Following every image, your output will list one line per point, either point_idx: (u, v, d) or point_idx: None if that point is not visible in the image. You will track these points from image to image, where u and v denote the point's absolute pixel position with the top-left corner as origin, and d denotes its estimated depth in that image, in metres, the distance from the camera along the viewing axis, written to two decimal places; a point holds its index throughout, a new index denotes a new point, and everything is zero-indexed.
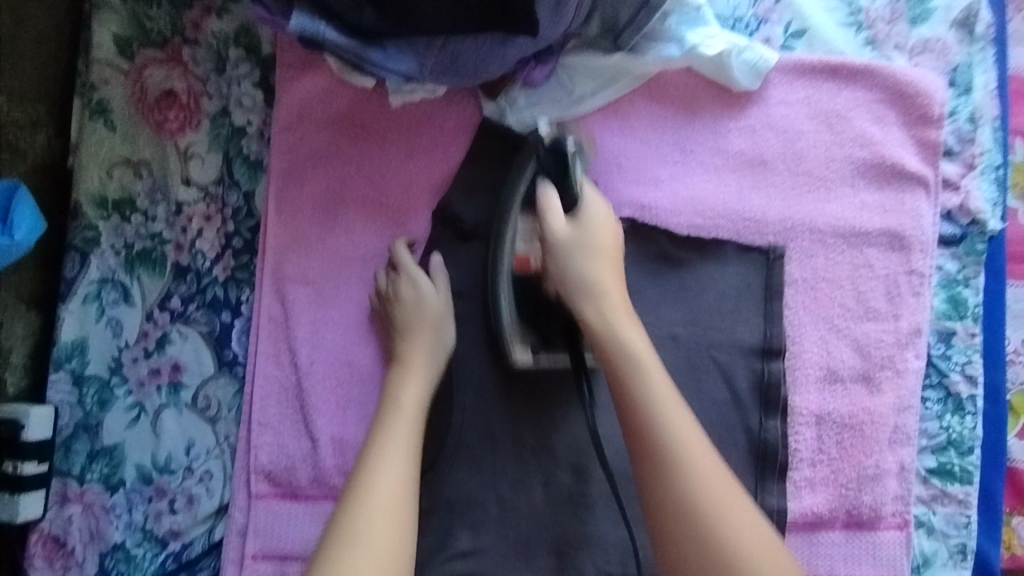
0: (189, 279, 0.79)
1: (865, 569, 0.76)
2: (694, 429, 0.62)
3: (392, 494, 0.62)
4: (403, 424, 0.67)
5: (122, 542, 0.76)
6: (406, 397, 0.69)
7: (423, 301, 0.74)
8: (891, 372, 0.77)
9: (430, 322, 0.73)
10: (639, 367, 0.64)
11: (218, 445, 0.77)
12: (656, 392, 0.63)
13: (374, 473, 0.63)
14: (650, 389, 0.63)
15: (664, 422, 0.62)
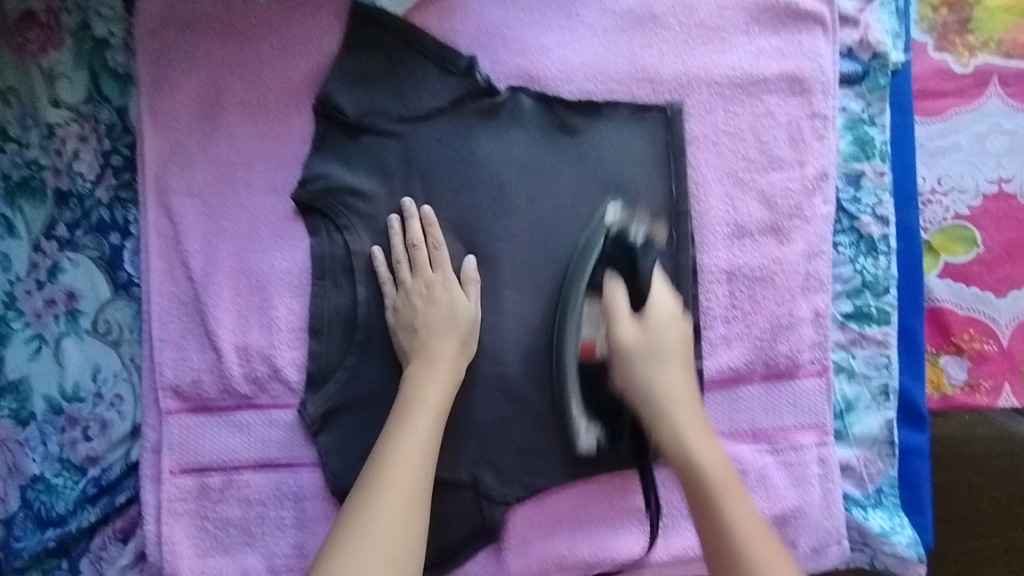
0: (72, 204, 0.76)
1: (787, 418, 0.75)
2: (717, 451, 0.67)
3: (411, 466, 0.65)
4: (429, 393, 0.68)
5: (41, 474, 0.75)
6: (429, 391, 0.69)
7: (455, 306, 0.72)
8: (799, 220, 0.76)
9: (452, 323, 0.71)
10: (676, 402, 0.68)
11: (126, 367, 0.76)
12: (697, 456, 0.66)
13: (391, 461, 0.64)
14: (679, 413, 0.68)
15: (687, 452, 0.67)
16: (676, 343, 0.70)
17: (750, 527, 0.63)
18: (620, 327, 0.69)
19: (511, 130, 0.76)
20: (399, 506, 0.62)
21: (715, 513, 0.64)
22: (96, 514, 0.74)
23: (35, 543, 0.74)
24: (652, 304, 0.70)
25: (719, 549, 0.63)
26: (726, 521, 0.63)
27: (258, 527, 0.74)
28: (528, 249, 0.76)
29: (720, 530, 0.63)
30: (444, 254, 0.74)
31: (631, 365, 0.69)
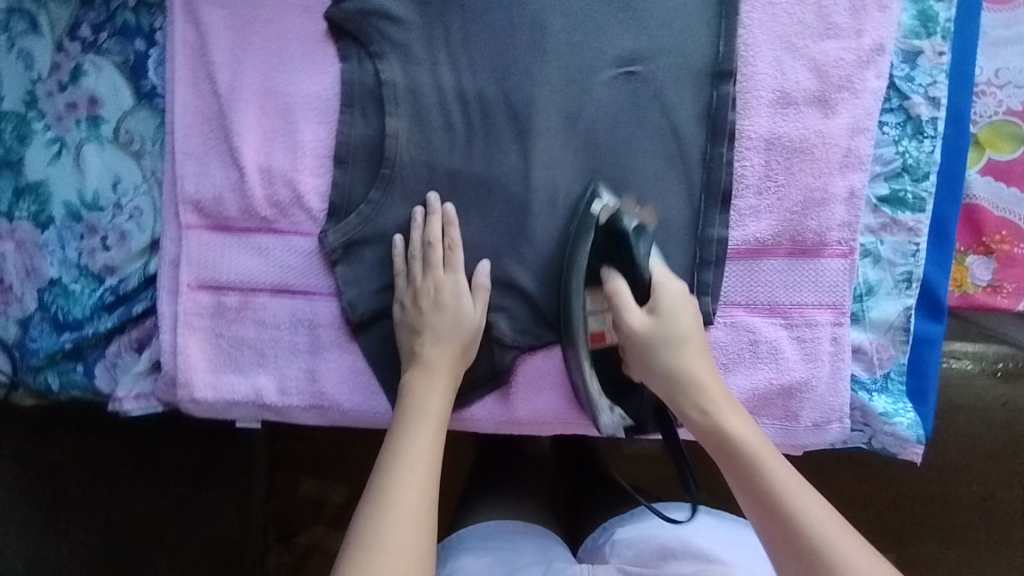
0: (98, 6, 0.75)
1: (805, 295, 0.75)
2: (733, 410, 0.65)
3: (418, 481, 0.61)
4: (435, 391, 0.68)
5: (58, 278, 0.76)
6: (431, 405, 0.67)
7: (461, 313, 0.70)
8: (848, 94, 0.73)
9: (456, 326, 0.70)
10: (674, 337, 0.67)
11: (146, 181, 0.75)
12: (705, 395, 0.65)
13: (397, 476, 0.61)
14: (678, 350, 0.67)
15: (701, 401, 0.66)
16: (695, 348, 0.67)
17: (780, 467, 0.60)
18: (632, 313, 0.67)
19: None
20: (412, 496, 0.60)
21: (738, 455, 0.62)
22: (113, 322, 0.75)
23: (51, 345, 0.76)
24: (662, 287, 0.68)
25: (751, 489, 0.60)
26: (750, 459, 0.61)
27: (272, 350, 0.75)
28: (564, 98, 0.73)
29: (746, 474, 0.61)
30: (459, 256, 0.72)
31: (644, 349, 0.67)
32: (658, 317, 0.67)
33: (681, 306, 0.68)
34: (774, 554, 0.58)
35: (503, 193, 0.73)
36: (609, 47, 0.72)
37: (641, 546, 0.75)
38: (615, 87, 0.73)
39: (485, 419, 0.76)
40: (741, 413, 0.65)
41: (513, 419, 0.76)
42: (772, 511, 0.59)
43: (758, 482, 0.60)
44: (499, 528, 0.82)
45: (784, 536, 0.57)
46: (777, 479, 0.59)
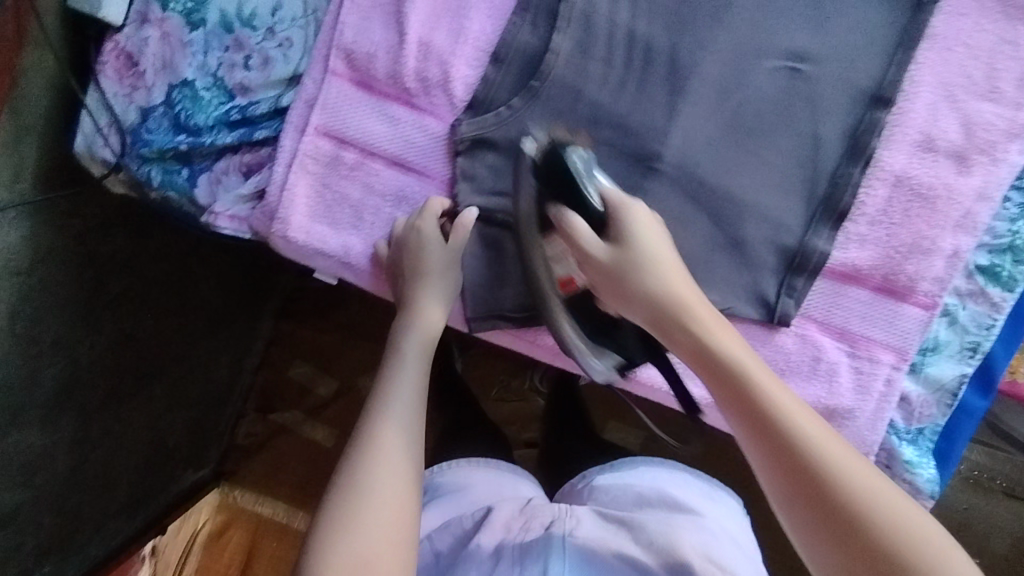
0: None
1: (877, 333, 0.77)
2: (762, 367, 0.60)
3: (398, 435, 0.61)
4: (411, 385, 0.66)
5: (191, 81, 0.76)
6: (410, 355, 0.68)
7: (425, 252, 0.72)
8: (987, 158, 0.74)
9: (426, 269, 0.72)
10: (647, 259, 0.65)
11: (305, 17, 0.77)
12: (674, 291, 0.64)
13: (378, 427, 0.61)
14: (671, 290, 0.64)
15: (728, 349, 0.60)
16: (674, 278, 0.65)
17: (777, 389, 0.57)
18: (595, 249, 0.67)
19: None
20: (392, 494, 0.57)
21: (743, 381, 0.58)
22: (231, 140, 0.76)
23: (165, 142, 0.76)
24: (628, 218, 0.67)
25: (750, 413, 0.57)
26: (750, 382, 0.58)
27: (371, 215, 0.77)
28: (726, 73, 0.73)
29: (746, 397, 0.57)
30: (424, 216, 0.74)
31: (614, 279, 0.66)
32: (620, 247, 0.66)
33: (648, 235, 0.66)
34: (783, 482, 0.54)
35: (638, 142, 0.74)
36: (785, 38, 0.73)
37: (618, 493, 0.81)
38: (776, 76, 0.73)
39: (543, 345, 0.79)
40: (733, 338, 0.62)
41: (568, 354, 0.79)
42: (786, 448, 0.54)
43: (759, 403, 0.57)
44: (465, 462, 0.86)
45: (789, 464, 0.54)
46: (788, 409, 0.56)
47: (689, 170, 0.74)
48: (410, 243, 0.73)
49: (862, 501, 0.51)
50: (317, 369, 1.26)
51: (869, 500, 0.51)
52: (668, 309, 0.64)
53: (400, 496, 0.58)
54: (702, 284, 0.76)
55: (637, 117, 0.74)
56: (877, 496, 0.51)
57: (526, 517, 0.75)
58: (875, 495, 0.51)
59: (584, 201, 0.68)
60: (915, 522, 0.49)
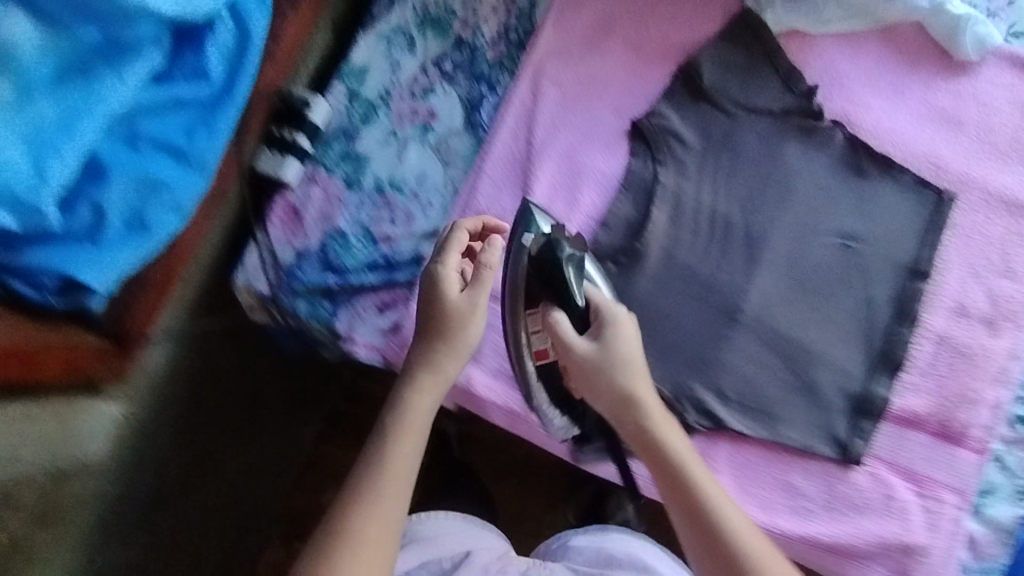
0: (464, 52, 0.94)
1: (939, 474, 0.86)
2: (700, 463, 0.68)
3: (393, 489, 0.65)
4: (404, 451, 0.67)
5: (344, 230, 0.90)
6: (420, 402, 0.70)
7: (451, 303, 0.73)
8: (1011, 324, 0.89)
9: (455, 319, 0.72)
10: (623, 363, 0.70)
11: (445, 185, 0.92)
12: (620, 381, 0.69)
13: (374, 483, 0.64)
14: (629, 376, 0.69)
15: (666, 439, 0.68)
16: (643, 377, 0.70)
17: (703, 477, 0.66)
18: (574, 343, 0.71)
19: (818, 151, 0.91)
20: (372, 560, 0.62)
21: (676, 467, 0.67)
22: (373, 280, 0.88)
23: (316, 279, 0.89)
24: (616, 326, 0.72)
25: (679, 497, 0.66)
26: (677, 464, 0.67)
27: (488, 349, 0.87)
28: (794, 247, 0.89)
29: (696, 503, 0.65)
30: (454, 250, 0.76)
31: (592, 378, 0.70)
32: (603, 347, 0.70)
33: (631, 342, 0.71)
34: (700, 552, 0.64)
35: (722, 300, 0.88)
36: (838, 222, 0.90)
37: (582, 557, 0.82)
38: (834, 252, 0.89)
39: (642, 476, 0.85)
40: (666, 419, 0.69)
41: None
42: (703, 520, 0.64)
43: (688, 485, 0.66)
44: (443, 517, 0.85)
45: (713, 547, 0.63)
46: (717, 507, 0.65)
47: (768, 324, 0.88)
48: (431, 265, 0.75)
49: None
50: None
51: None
52: (629, 409, 0.69)
53: (380, 551, 0.62)
54: (783, 423, 0.86)
55: (722, 279, 0.88)
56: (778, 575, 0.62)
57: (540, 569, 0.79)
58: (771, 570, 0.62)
59: (569, 301, 0.75)
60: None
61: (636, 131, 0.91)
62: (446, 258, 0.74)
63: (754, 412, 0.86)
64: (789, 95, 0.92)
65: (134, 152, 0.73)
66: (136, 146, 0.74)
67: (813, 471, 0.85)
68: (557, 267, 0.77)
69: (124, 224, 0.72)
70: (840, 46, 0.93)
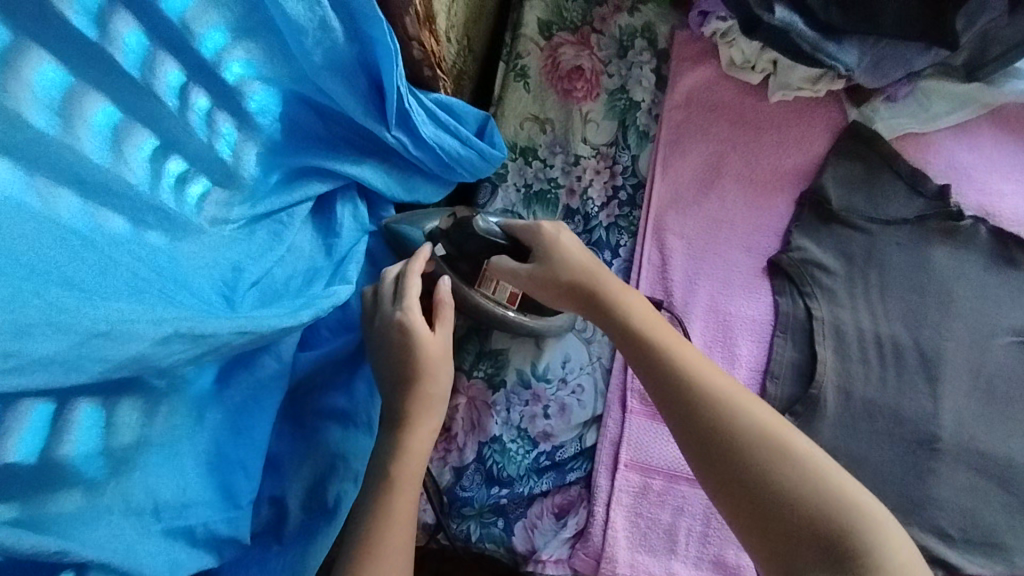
0: (577, 220, 0.91)
1: None
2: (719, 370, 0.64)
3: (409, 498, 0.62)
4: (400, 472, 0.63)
5: (499, 436, 0.84)
6: (416, 441, 0.65)
7: (422, 343, 0.66)
8: None
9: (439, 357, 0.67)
10: (569, 262, 0.70)
11: (591, 363, 0.86)
12: (635, 318, 0.67)
13: (389, 505, 0.62)
14: (594, 274, 0.70)
15: (659, 336, 0.66)
16: (593, 277, 0.70)
17: (728, 391, 0.61)
18: (511, 267, 0.72)
19: (964, 251, 0.88)
20: None
21: (665, 365, 0.63)
22: (544, 486, 0.82)
23: (484, 498, 0.82)
24: (555, 237, 0.72)
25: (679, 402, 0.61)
26: (679, 372, 0.62)
27: (684, 537, 0.80)
28: (969, 354, 0.85)
29: (710, 409, 0.60)
30: (414, 286, 0.67)
31: (549, 287, 0.71)
32: (541, 263, 0.71)
33: (575, 252, 0.71)
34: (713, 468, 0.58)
35: (916, 429, 0.82)
36: (1007, 319, 0.86)
37: None
38: (1014, 352, 0.85)
39: None
40: (674, 334, 0.66)
41: None
42: (716, 425, 0.59)
43: (685, 393, 0.61)
44: None
45: (740, 471, 0.57)
46: (730, 401, 0.60)
47: (971, 443, 0.82)
48: (409, 318, 0.66)
49: (812, 502, 0.54)
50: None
51: (856, 513, 0.54)
52: (617, 317, 0.68)
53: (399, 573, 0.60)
54: (1020, 554, 0.79)
55: (907, 405, 0.83)
56: (827, 496, 0.54)
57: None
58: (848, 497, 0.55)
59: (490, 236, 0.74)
60: (885, 540, 0.53)
61: (774, 267, 0.88)
62: (410, 285, 0.67)
63: (985, 547, 0.79)
64: (918, 197, 0.90)
65: (300, 427, 0.69)
66: (302, 421, 0.69)
67: None
68: (488, 239, 0.74)
69: (303, 509, 0.66)
70: (955, 139, 0.92)
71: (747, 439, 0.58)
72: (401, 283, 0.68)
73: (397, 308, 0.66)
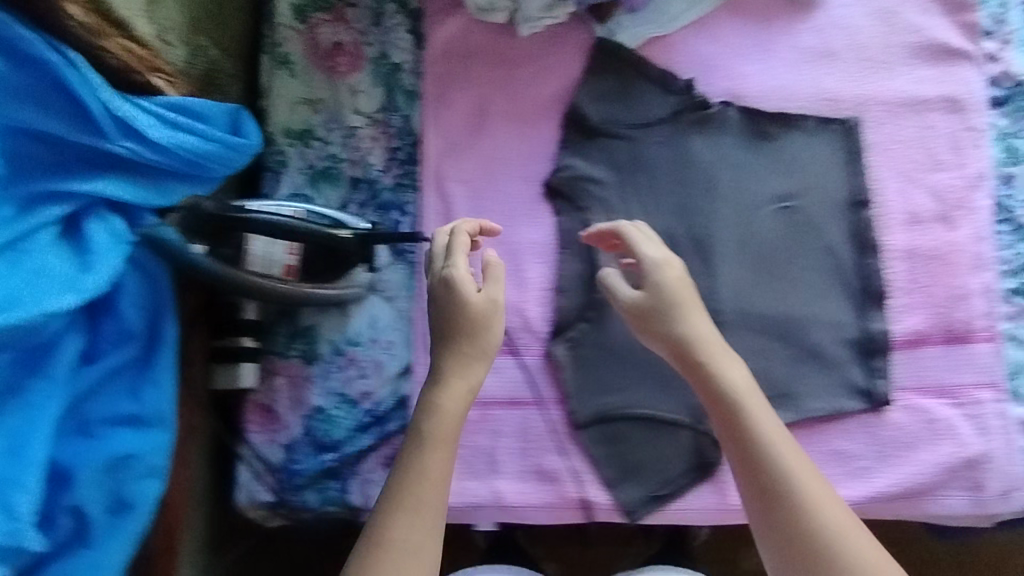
0: (363, 188, 0.94)
1: (965, 375, 0.86)
2: (773, 422, 0.68)
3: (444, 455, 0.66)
4: (445, 431, 0.67)
5: (322, 405, 0.89)
6: (446, 400, 0.68)
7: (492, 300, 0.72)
8: (964, 211, 0.90)
9: (485, 308, 0.72)
10: (675, 306, 0.72)
11: (398, 319, 0.91)
12: (726, 374, 0.70)
13: (421, 460, 0.66)
14: (687, 320, 0.72)
15: (726, 391, 0.69)
16: (691, 324, 0.72)
17: (796, 458, 0.65)
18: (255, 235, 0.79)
19: (721, 135, 0.93)
20: (421, 536, 0.63)
21: (742, 419, 0.67)
22: (369, 440, 0.87)
23: (314, 464, 0.87)
24: (640, 246, 0.76)
25: (747, 456, 0.66)
26: (758, 433, 0.66)
27: (504, 456, 0.86)
28: (738, 230, 0.91)
29: (755, 468, 0.65)
30: (461, 241, 0.75)
31: (649, 319, 0.73)
32: (652, 290, 0.73)
33: (675, 277, 0.74)
34: (758, 513, 0.65)
35: None
36: (769, 190, 0.92)
37: None
38: (777, 218, 0.91)
39: (699, 509, 0.85)
40: (753, 387, 0.70)
41: (727, 509, 0.84)
42: (761, 485, 0.65)
43: (766, 461, 0.65)
44: None
45: (776, 529, 0.63)
46: (787, 466, 0.65)
47: (751, 309, 0.88)
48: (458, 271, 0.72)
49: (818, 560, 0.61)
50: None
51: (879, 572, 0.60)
52: (703, 377, 0.70)
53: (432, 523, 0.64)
54: (805, 397, 0.86)
55: None
56: (848, 548, 0.61)
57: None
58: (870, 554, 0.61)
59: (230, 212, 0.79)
60: None
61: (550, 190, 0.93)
62: (459, 242, 0.75)
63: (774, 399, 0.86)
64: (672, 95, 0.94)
65: (89, 437, 0.73)
66: (90, 432, 0.73)
67: (850, 429, 0.85)
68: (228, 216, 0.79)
69: (107, 511, 0.71)
70: (696, 35, 0.95)
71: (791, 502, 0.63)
72: (453, 241, 0.75)
73: (447, 262, 0.74)
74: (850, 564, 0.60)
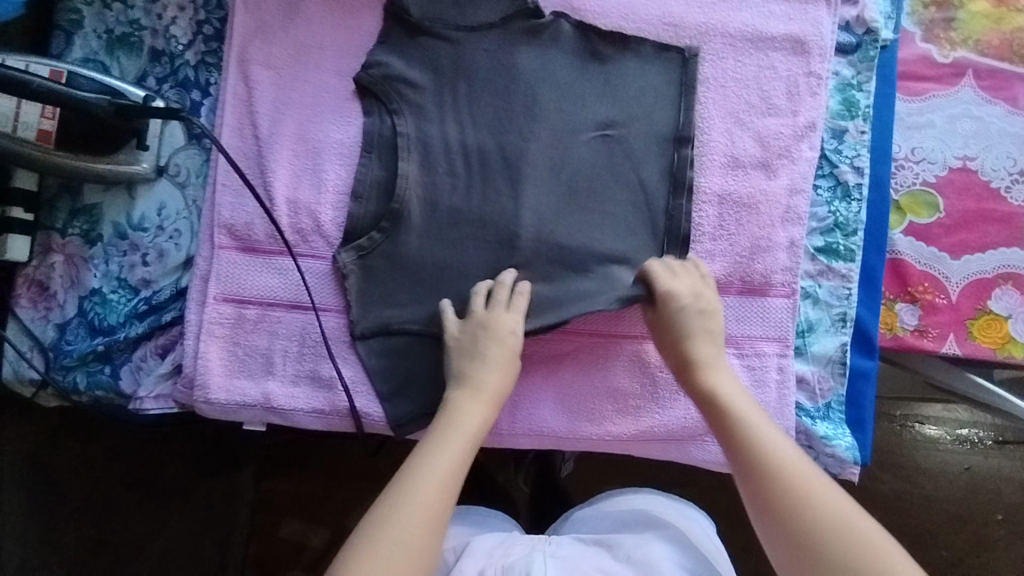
0: (163, 62, 0.87)
1: (754, 328, 0.85)
2: (753, 405, 0.75)
3: (453, 456, 0.71)
4: (459, 431, 0.73)
5: (99, 288, 0.85)
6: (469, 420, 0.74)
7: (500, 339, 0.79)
8: (786, 160, 0.87)
9: (496, 355, 0.78)
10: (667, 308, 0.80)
11: (187, 208, 0.87)
12: (709, 363, 0.78)
13: (436, 449, 0.71)
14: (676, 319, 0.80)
15: (708, 377, 0.77)
16: (694, 322, 0.80)
17: (781, 444, 0.70)
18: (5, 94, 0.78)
19: (551, 49, 0.87)
20: (425, 514, 0.66)
21: (721, 407, 0.75)
22: (143, 328, 0.84)
23: (85, 348, 0.84)
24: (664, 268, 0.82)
25: (727, 435, 0.73)
26: (726, 406, 0.75)
27: (281, 358, 0.84)
28: (554, 154, 0.86)
29: (736, 437, 0.72)
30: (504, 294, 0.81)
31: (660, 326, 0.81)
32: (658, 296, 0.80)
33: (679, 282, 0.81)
34: (749, 498, 0.69)
35: (498, 232, 0.85)
36: (592, 115, 0.87)
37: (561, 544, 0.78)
38: (595, 147, 0.86)
39: None
40: (739, 390, 0.76)
41: (495, 433, 0.84)
42: (742, 453, 0.71)
43: (738, 431, 0.72)
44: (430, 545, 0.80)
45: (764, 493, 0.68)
46: (757, 438, 0.71)
47: (552, 238, 0.85)
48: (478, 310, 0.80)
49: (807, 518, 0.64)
50: (307, 521, 1.18)
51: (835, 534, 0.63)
52: (692, 365, 0.78)
53: (437, 508, 0.67)
54: (591, 333, 0.85)
55: (490, 211, 0.85)
56: (795, 507, 0.65)
57: (505, 549, 0.76)
58: (824, 515, 0.64)
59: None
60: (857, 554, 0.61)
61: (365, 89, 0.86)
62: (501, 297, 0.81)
63: (561, 330, 0.85)
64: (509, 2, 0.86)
65: None
66: None
67: (631, 367, 0.85)
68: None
69: None
70: None
71: (766, 467, 0.68)
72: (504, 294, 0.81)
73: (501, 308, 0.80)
74: (806, 526, 0.64)
